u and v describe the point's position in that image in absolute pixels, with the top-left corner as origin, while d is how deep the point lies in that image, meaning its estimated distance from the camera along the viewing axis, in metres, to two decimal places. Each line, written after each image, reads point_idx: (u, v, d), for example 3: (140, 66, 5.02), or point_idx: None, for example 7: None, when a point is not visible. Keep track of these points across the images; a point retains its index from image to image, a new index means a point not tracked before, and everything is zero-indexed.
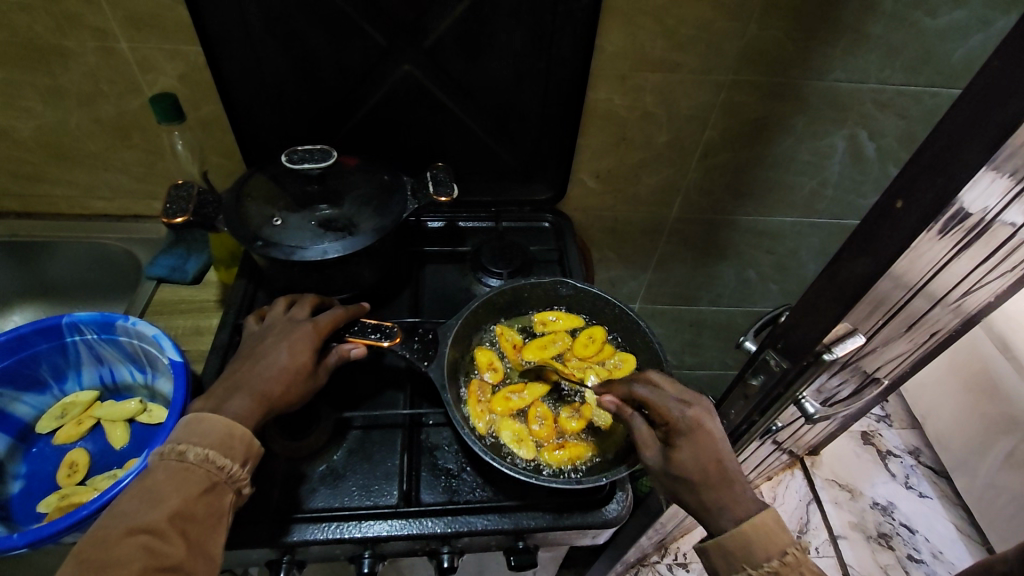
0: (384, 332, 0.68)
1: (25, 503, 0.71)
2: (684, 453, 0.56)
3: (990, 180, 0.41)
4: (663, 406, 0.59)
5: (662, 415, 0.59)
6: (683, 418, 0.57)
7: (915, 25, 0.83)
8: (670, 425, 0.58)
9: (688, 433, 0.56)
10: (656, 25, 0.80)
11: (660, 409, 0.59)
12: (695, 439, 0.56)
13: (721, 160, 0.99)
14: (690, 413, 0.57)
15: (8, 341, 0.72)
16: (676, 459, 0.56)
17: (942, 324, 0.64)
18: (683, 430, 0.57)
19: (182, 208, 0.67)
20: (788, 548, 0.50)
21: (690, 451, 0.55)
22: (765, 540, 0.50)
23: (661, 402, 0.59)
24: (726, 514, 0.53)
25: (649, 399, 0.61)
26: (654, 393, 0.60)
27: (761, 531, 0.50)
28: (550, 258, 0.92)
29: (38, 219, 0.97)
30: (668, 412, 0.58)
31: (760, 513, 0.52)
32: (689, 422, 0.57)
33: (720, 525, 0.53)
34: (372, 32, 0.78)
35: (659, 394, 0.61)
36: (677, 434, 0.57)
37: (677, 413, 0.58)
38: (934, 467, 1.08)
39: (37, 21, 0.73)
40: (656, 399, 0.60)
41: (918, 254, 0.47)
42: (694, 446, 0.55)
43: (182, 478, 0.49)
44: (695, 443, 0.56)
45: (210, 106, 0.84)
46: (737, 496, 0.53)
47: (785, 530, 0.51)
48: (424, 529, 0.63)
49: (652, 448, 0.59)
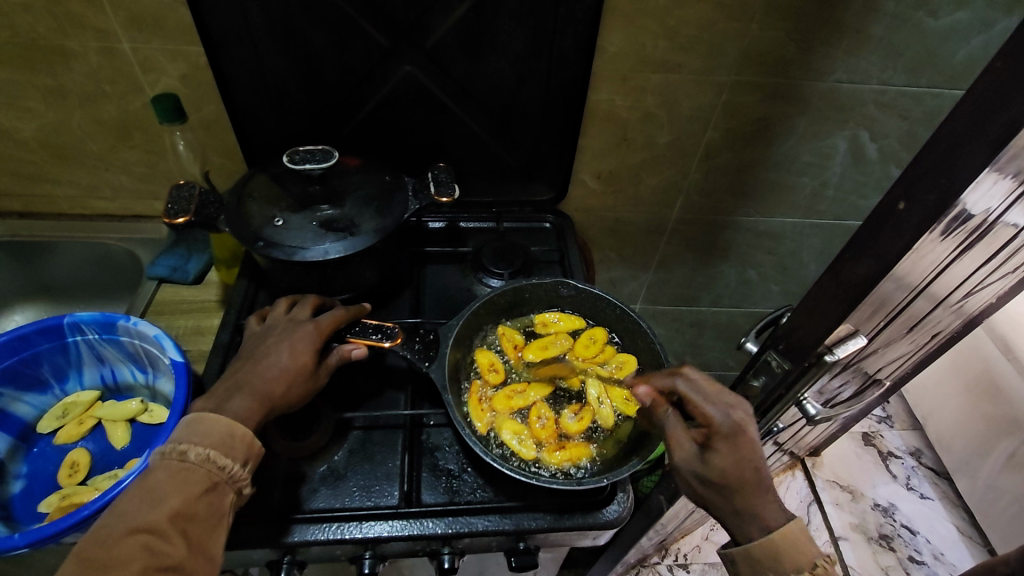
0: (385, 333, 0.68)
1: (26, 503, 0.71)
2: (725, 458, 0.54)
3: (993, 181, 0.41)
4: (706, 405, 0.57)
5: (703, 416, 0.57)
6: (728, 421, 0.56)
7: (917, 26, 0.83)
8: (712, 427, 0.56)
9: (732, 437, 0.55)
10: (657, 26, 0.80)
11: (701, 409, 0.57)
12: (739, 444, 0.54)
13: (722, 160, 0.98)
14: (735, 416, 0.56)
15: (10, 341, 0.72)
16: (715, 463, 0.54)
17: (944, 325, 0.64)
18: (726, 433, 0.55)
19: (183, 208, 0.67)
20: (817, 558, 0.51)
21: (731, 457, 0.54)
22: (794, 551, 0.51)
23: (704, 401, 0.57)
24: (757, 523, 0.53)
25: (691, 397, 0.58)
26: (696, 392, 0.58)
27: (790, 541, 0.51)
28: (551, 258, 0.92)
29: (40, 219, 0.97)
30: (712, 412, 0.56)
31: (789, 523, 0.52)
32: (733, 425, 0.55)
33: (749, 533, 0.54)
34: (374, 32, 0.78)
35: (701, 393, 0.58)
36: (720, 437, 0.55)
37: (721, 415, 0.56)
38: (935, 469, 1.08)
39: (39, 22, 0.74)
40: (698, 398, 0.58)
41: (920, 256, 0.47)
42: (737, 451, 0.54)
43: (182, 478, 0.49)
44: (737, 448, 0.54)
45: (212, 106, 0.84)
46: (769, 505, 0.53)
47: (814, 541, 0.52)
48: (425, 529, 0.63)
49: (686, 447, 0.58)
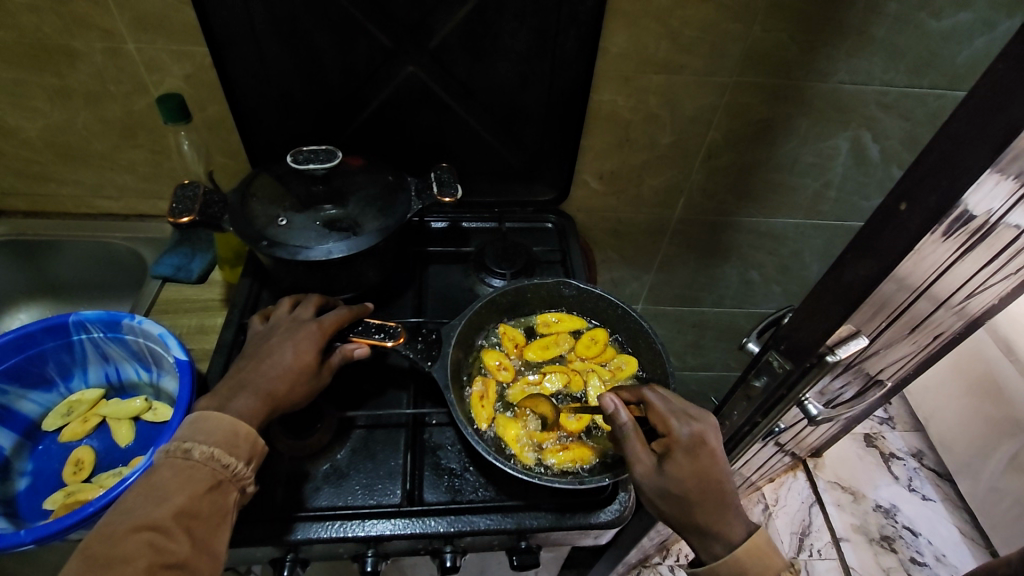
0: (388, 332, 0.68)
1: (31, 500, 0.71)
2: (684, 469, 0.55)
3: (995, 183, 0.41)
4: (667, 416, 0.58)
5: (664, 426, 0.58)
6: (688, 433, 0.56)
7: (920, 27, 0.83)
8: (672, 438, 0.57)
9: (691, 449, 0.56)
10: (659, 27, 0.80)
11: (663, 420, 0.58)
12: (698, 455, 0.56)
13: (724, 160, 0.98)
14: (696, 428, 0.57)
15: (16, 339, 0.72)
16: (675, 474, 0.55)
17: (946, 326, 0.64)
18: (685, 444, 0.56)
19: (188, 208, 0.67)
20: (781, 570, 0.53)
21: (690, 469, 0.55)
22: (763, 563, 0.53)
23: (667, 412, 0.58)
24: (721, 541, 0.55)
25: (655, 408, 0.59)
26: (661, 403, 0.60)
27: (756, 556, 0.53)
28: (553, 258, 0.93)
29: (45, 218, 0.98)
30: (673, 424, 0.57)
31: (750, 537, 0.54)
32: (693, 436, 0.56)
33: (713, 550, 0.55)
34: (377, 33, 0.78)
35: (665, 404, 0.59)
36: (678, 447, 0.56)
37: (682, 426, 0.57)
38: (937, 470, 1.08)
39: (45, 22, 0.74)
40: (661, 409, 0.59)
41: (922, 256, 0.47)
42: (695, 463, 0.55)
43: (187, 476, 0.50)
44: (695, 460, 0.55)
45: (216, 106, 0.84)
46: (732, 521, 0.55)
47: (778, 553, 0.54)
48: (427, 528, 0.63)
49: (645, 460, 0.57)
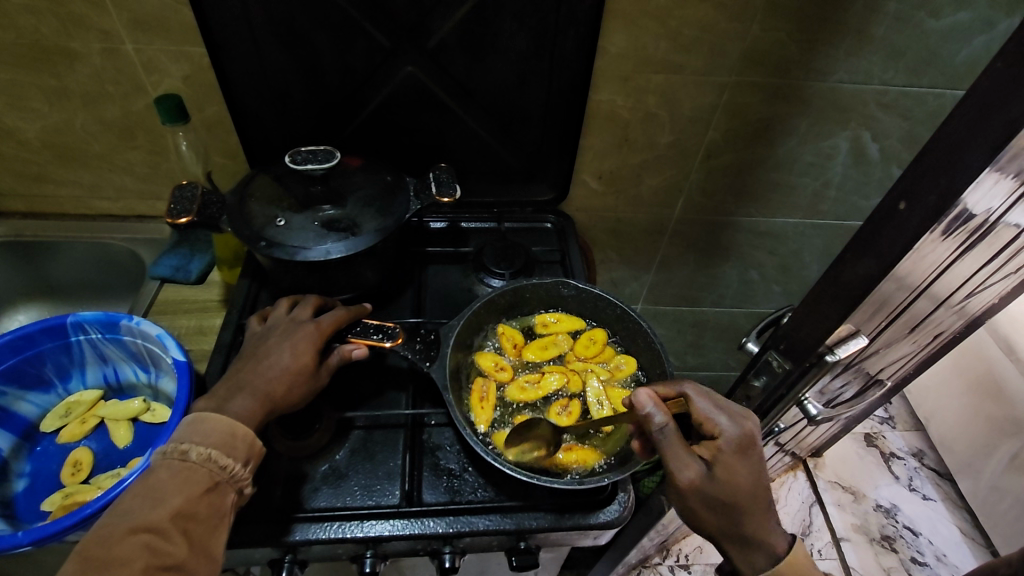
0: (386, 333, 0.68)
1: (29, 501, 0.71)
2: (736, 472, 0.55)
3: (995, 181, 0.41)
4: (715, 415, 0.57)
5: (711, 426, 0.57)
6: (736, 433, 0.56)
7: (918, 26, 0.83)
8: (720, 439, 0.56)
9: (742, 450, 0.55)
10: (659, 26, 0.80)
11: (708, 420, 0.57)
12: (748, 456, 0.55)
13: (724, 160, 0.98)
14: (745, 427, 0.56)
15: (14, 340, 0.72)
16: (727, 478, 0.54)
17: (946, 325, 0.64)
18: (735, 445, 0.55)
19: (186, 208, 0.67)
20: None
21: (742, 473, 0.55)
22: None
23: (712, 411, 0.57)
24: (765, 552, 0.56)
25: (700, 406, 0.58)
26: (707, 401, 0.58)
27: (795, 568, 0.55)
28: (552, 258, 0.92)
29: (43, 219, 0.98)
30: (721, 423, 0.56)
31: (793, 550, 0.56)
32: (742, 436, 0.56)
33: (756, 562, 0.56)
34: (375, 33, 0.78)
35: (708, 402, 0.58)
36: (729, 449, 0.55)
37: (732, 425, 0.56)
38: (937, 470, 1.08)
39: (42, 22, 0.74)
40: (708, 408, 0.58)
41: (921, 256, 0.47)
42: (745, 465, 0.55)
43: (184, 477, 0.50)
44: (745, 461, 0.55)
45: (214, 107, 0.84)
46: (775, 532, 0.56)
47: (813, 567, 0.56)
48: (426, 528, 0.63)
49: (693, 466, 0.55)
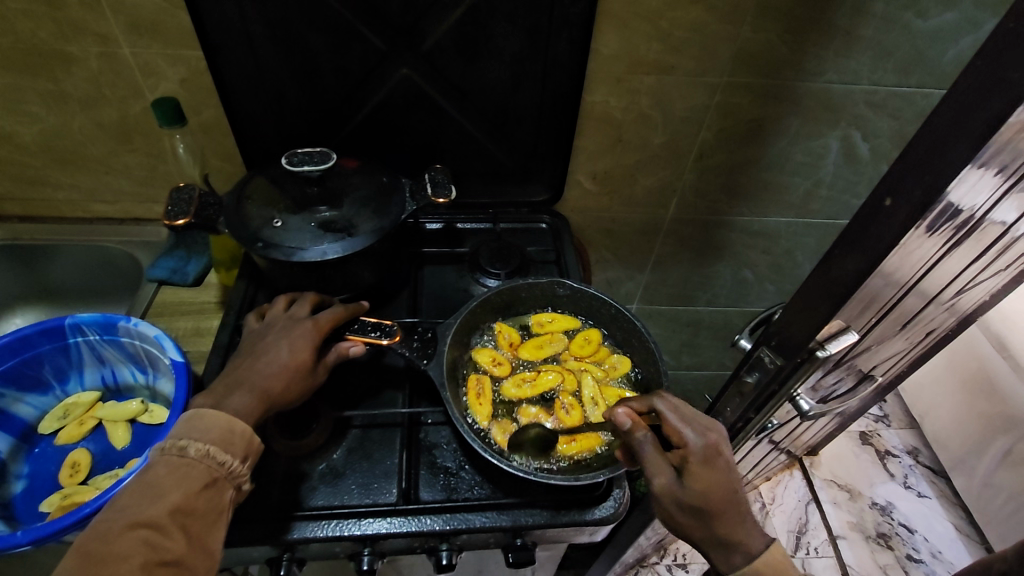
0: (384, 330, 0.69)
1: (29, 502, 0.72)
2: (703, 482, 0.55)
3: (979, 176, 0.42)
4: (682, 428, 0.58)
5: (678, 437, 0.58)
6: (703, 444, 0.56)
7: (905, 27, 0.84)
8: (687, 449, 0.57)
9: (708, 459, 0.56)
10: (650, 28, 0.81)
11: (675, 432, 0.58)
12: (716, 466, 0.56)
13: (716, 160, 0.99)
14: (711, 438, 0.57)
15: (11, 342, 0.72)
16: (695, 487, 0.55)
17: (936, 323, 0.66)
18: (702, 455, 0.56)
19: (183, 210, 0.68)
20: None
21: (710, 482, 0.55)
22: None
23: (680, 422, 0.58)
24: (741, 551, 0.55)
25: (669, 419, 0.59)
26: (674, 413, 0.59)
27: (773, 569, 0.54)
28: (548, 258, 0.93)
29: (40, 222, 0.98)
30: (688, 435, 0.57)
31: (769, 549, 0.55)
32: (708, 447, 0.56)
33: (734, 562, 0.56)
34: (370, 36, 0.79)
35: (678, 414, 0.59)
36: (696, 459, 0.56)
37: (697, 437, 0.57)
38: (933, 467, 1.09)
39: (40, 27, 0.74)
40: (675, 419, 0.58)
41: (908, 252, 0.48)
42: (714, 475, 0.55)
43: (182, 473, 0.50)
44: (713, 471, 0.55)
45: (210, 110, 0.85)
46: (751, 532, 0.56)
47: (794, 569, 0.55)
48: (423, 526, 0.63)
49: (665, 474, 0.57)
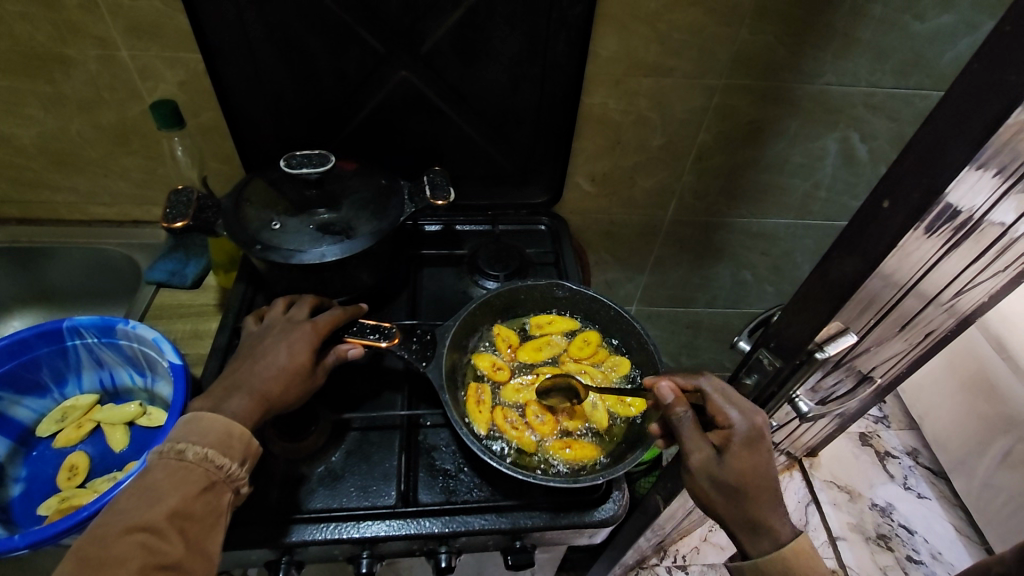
0: (383, 333, 0.69)
1: (26, 506, 0.71)
2: (744, 462, 0.54)
3: (978, 177, 0.42)
4: (726, 407, 0.57)
5: (722, 417, 0.57)
6: (748, 426, 0.56)
7: (903, 29, 0.84)
8: (730, 429, 0.56)
9: (751, 441, 0.55)
10: (648, 31, 0.81)
11: (719, 412, 0.57)
12: (757, 450, 0.55)
13: (715, 162, 1.00)
14: (756, 422, 0.56)
15: (9, 346, 0.72)
16: (734, 466, 0.54)
17: (936, 324, 0.66)
18: (745, 437, 0.55)
19: (182, 212, 0.67)
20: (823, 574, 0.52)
21: (749, 463, 0.54)
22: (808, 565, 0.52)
23: (726, 403, 0.57)
24: (769, 536, 0.54)
25: (714, 399, 0.58)
26: (720, 395, 0.58)
27: (803, 558, 0.52)
28: (547, 259, 0.93)
29: (37, 224, 0.98)
30: (733, 415, 0.56)
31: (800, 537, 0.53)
32: (752, 430, 0.55)
33: (762, 547, 0.54)
34: (369, 38, 0.79)
35: (724, 396, 0.58)
36: (738, 440, 0.55)
37: (742, 418, 0.56)
38: (932, 468, 1.09)
39: (39, 30, 0.74)
40: (721, 400, 0.58)
41: (907, 252, 0.48)
42: (755, 457, 0.55)
43: (181, 476, 0.50)
44: (754, 453, 0.55)
45: (209, 112, 0.85)
46: (780, 519, 0.54)
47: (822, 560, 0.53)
48: (422, 528, 0.63)
49: (703, 450, 0.56)
